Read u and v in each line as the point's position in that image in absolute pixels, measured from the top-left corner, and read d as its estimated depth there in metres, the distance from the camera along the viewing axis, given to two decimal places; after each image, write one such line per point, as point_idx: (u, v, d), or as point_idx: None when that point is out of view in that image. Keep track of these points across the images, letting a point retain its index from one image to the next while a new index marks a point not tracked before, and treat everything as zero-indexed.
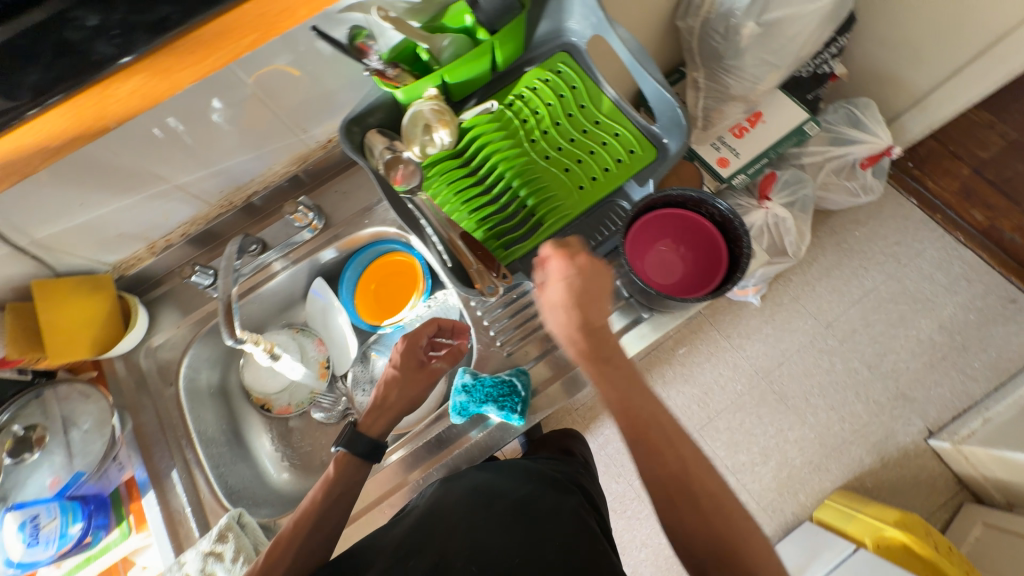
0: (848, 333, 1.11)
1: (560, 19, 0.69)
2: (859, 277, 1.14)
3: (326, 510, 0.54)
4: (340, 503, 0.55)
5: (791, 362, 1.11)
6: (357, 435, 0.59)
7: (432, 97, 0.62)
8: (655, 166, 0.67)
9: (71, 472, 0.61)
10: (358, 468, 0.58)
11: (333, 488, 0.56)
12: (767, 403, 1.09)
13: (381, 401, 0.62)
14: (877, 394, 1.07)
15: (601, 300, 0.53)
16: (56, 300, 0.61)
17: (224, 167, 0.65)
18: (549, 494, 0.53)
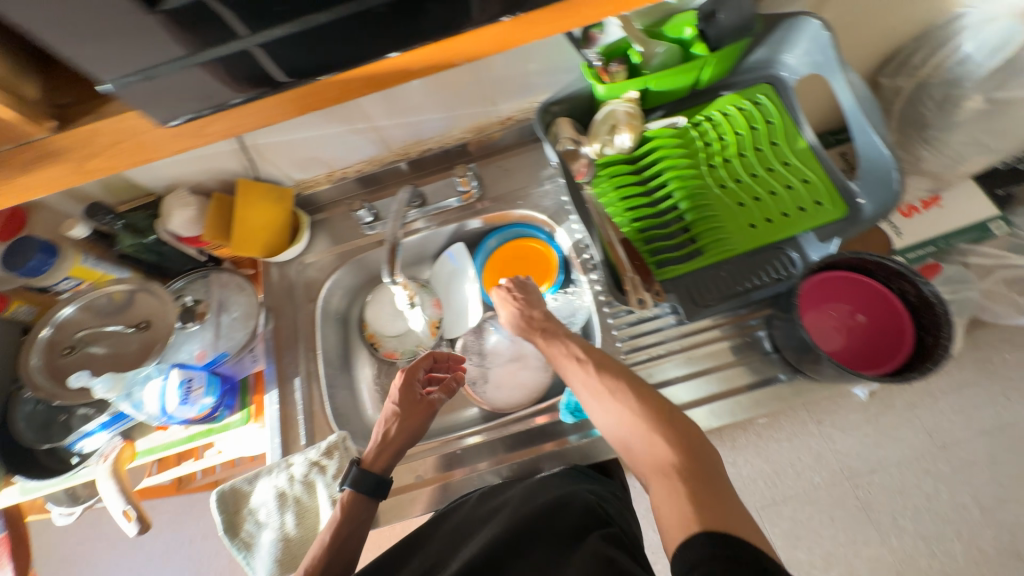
0: (967, 462, 0.91)
1: (777, 50, 0.65)
2: (996, 404, 0.93)
3: (342, 544, 0.53)
4: (353, 541, 0.54)
5: (884, 472, 0.93)
6: (361, 472, 0.55)
7: (630, 99, 0.63)
8: (840, 225, 0.62)
9: (217, 350, 0.68)
10: (365, 505, 0.56)
11: (341, 528, 0.54)
12: (846, 509, 0.93)
13: (386, 435, 0.59)
14: (984, 541, 0.87)
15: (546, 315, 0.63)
16: (249, 199, 0.69)
17: (416, 120, 0.70)
18: (575, 504, 0.54)
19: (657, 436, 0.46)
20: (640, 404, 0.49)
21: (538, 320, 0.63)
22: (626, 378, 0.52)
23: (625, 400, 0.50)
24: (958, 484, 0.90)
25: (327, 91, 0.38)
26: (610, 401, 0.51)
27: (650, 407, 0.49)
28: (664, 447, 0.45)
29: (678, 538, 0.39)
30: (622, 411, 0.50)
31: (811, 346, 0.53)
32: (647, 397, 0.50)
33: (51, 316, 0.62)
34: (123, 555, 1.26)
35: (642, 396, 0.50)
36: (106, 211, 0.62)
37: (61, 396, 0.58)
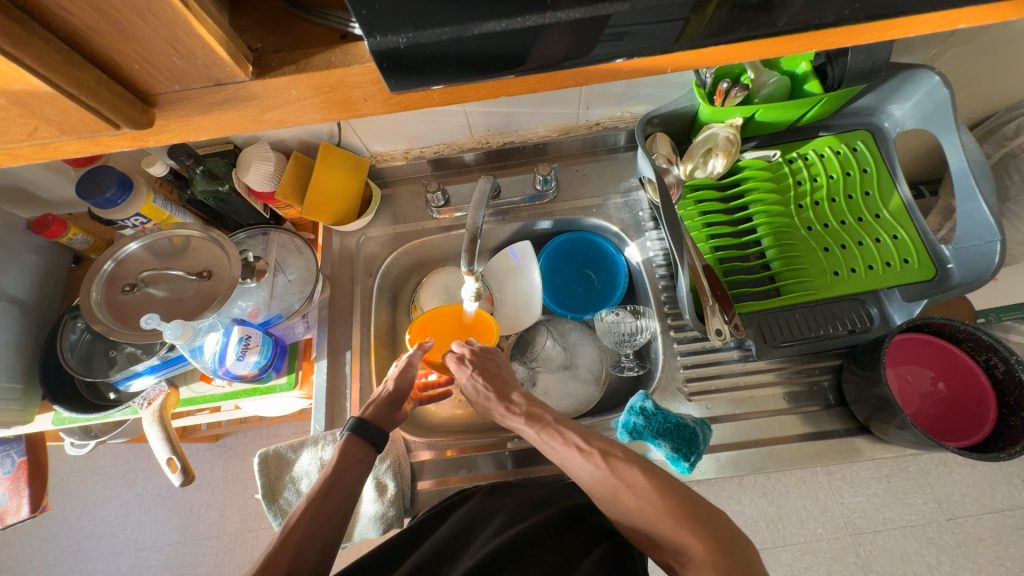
0: (971, 538, 0.86)
1: (885, 99, 0.64)
2: (1013, 485, 0.89)
3: (334, 485, 0.47)
4: (349, 476, 0.49)
5: (888, 534, 0.87)
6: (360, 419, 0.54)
7: (734, 126, 0.61)
8: (925, 288, 0.60)
9: (271, 311, 0.67)
10: (363, 451, 0.52)
11: (337, 466, 0.49)
12: (844, 564, 0.87)
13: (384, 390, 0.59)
14: None
15: (517, 399, 0.57)
16: (328, 163, 0.68)
17: (505, 112, 0.68)
18: (584, 519, 0.51)
19: (688, 534, 0.38)
20: (664, 510, 0.40)
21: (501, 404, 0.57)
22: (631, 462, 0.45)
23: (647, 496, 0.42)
24: (960, 558, 0.85)
25: (443, 94, 0.28)
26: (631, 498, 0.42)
27: (673, 502, 0.40)
28: (700, 551, 0.36)
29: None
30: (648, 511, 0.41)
31: (892, 405, 0.52)
32: (668, 486, 0.42)
33: (116, 249, 0.60)
34: (112, 491, 1.25)
35: (663, 489, 0.42)
36: (188, 154, 0.61)
37: (119, 334, 0.55)
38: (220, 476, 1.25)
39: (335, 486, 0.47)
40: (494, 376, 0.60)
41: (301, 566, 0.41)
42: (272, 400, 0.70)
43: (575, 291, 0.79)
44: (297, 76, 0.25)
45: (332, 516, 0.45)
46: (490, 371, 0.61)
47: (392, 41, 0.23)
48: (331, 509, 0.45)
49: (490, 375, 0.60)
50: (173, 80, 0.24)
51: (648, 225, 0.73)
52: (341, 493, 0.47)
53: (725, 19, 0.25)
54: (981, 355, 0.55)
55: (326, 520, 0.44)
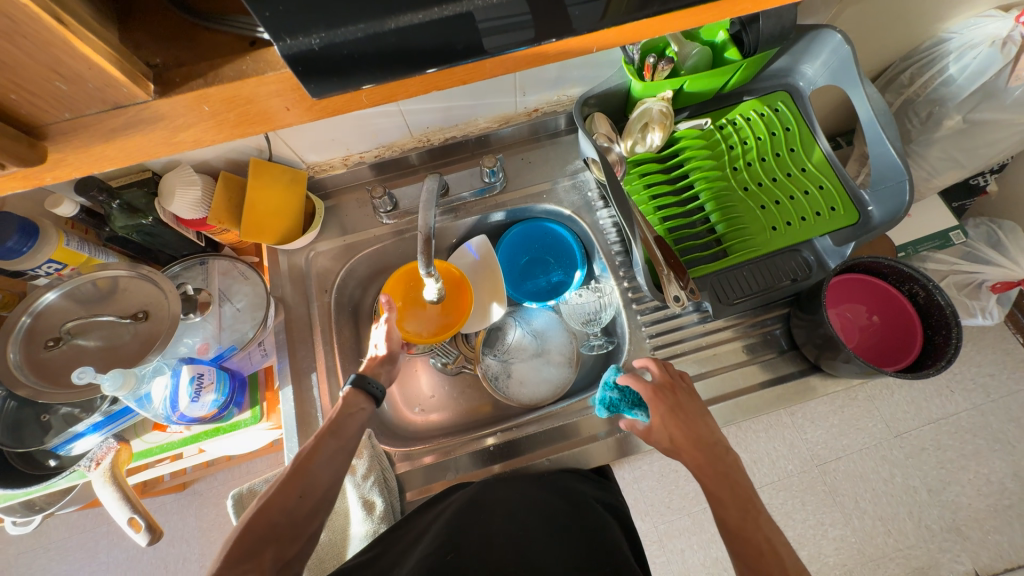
0: (916, 449, 0.95)
1: (797, 60, 0.69)
2: (942, 396, 0.99)
3: (337, 434, 0.53)
4: (350, 423, 0.54)
5: (848, 459, 0.95)
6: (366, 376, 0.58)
7: (665, 99, 0.63)
8: (853, 231, 0.65)
9: (222, 344, 0.62)
10: (362, 404, 0.57)
11: (339, 420, 0.54)
12: (814, 493, 0.94)
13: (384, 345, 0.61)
14: (930, 521, 0.92)
15: (710, 447, 0.51)
16: (262, 181, 0.64)
17: (446, 108, 0.67)
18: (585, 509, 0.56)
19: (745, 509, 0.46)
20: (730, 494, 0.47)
21: (699, 451, 0.51)
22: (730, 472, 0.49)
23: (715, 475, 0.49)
24: (909, 469, 0.94)
25: (371, 94, 0.27)
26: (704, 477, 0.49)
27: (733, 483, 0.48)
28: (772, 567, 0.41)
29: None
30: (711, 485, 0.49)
31: (838, 343, 0.57)
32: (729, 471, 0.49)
33: (31, 302, 0.54)
34: (72, 565, 1.14)
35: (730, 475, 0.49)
36: (99, 186, 0.55)
37: (48, 395, 0.49)
38: (195, 525, 1.17)
39: (340, 426, 0.53)
40: (694, 422, 0.53)
41: (312, 491, 0.48)
42: (238, 437, 0.66)
43: (537, 279, 0.79)
44: (205, 90, 0.23)
45: (336, 458, 0.51)
46: (687, 411, 0.54)
47: (305, 43, 0.22)
48: (335, 449, 0.51)
49: (692, 420, 0.53)
50: (61, 107, 0.22)
51: (598, 204, 0.74)
52: (344, 436, 0.53)
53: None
54: (902, 288, 0.62)
55: (332, 457, 0.51)
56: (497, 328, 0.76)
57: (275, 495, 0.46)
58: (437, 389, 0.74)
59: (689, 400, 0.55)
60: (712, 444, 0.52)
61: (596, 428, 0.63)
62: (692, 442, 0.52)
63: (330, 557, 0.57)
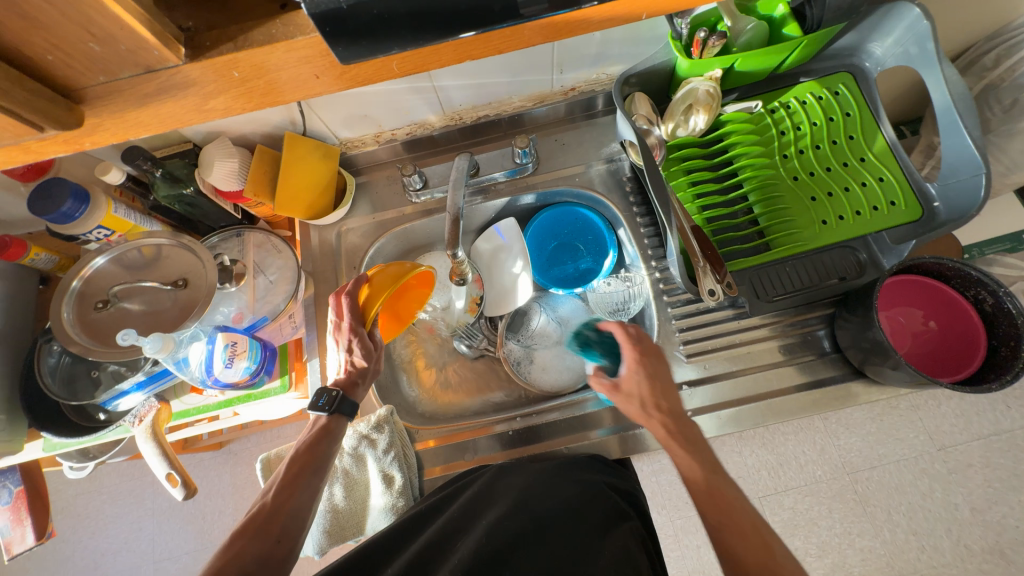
0: (962, 464, 0.89)
1: (865, 37, 0.63)
2: (998, 411, 0.92)
3: (314, 462, 0.51)
4: (328, 452, 0.53)
5: (883, 469, 0.90)
6: (344, 396, 0.54)
7: (713, 79, 0.59)
8: (914, 229, 0.59)
9: (256, 315, 0.64)
10: (339, 424, 0.55)
11: (316, 444, 0.52)
12: (842, 501, 0.90)
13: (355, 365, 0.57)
14: (970, 540, 0.87)
15: (680, 419, 0.48)
16: (295, 155, 0.65)
17: (479, 84, 0.65)
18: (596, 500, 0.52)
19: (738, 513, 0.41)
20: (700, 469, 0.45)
21: (669, 422, 0.48)
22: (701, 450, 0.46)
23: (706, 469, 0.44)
24: (951, 485, 0.89)
25: (402, 62, 0.26)
26: (689, 469, 0.45)
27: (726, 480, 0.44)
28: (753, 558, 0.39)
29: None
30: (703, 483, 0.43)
31: (888, 348, 0.52)
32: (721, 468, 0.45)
33: (83, 265, 0.57)
34: (122, 508, 1.25)
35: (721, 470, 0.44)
36: (145, 156, 0.57)
37: (97, 354, 0.53)
38: (229, 482, 1.25)
39: (317, 462, 0.51)
40: (666, 391, 0.50)
41: (289, 534, 0.47)
42: (269, 404, 0.69)
43: (565, 265, 0.77)
44: (236, 55, 0.23)
45: (312, 488, 0.50)
46: (662, 379, 0.51)
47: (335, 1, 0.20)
48: (310, 486, 0.50)
49: (665, 390, 0.50)
50: (97, 70, 0.22)
51: (633, 190, 0.71)
52: (320, 470, 0.51)
53: None
54: (965, 292, 0.57)
55: (307, 496, 0.49)
56: (521, 312, 0.75)
57: (245, 538, 0.45)
58: (459, 369, 0.75)
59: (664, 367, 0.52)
60: (680, 416, 0.48)
61: (617, 420, 0.62)
62: (663, 408, 0.49)
63: (351, 526, 0.59)
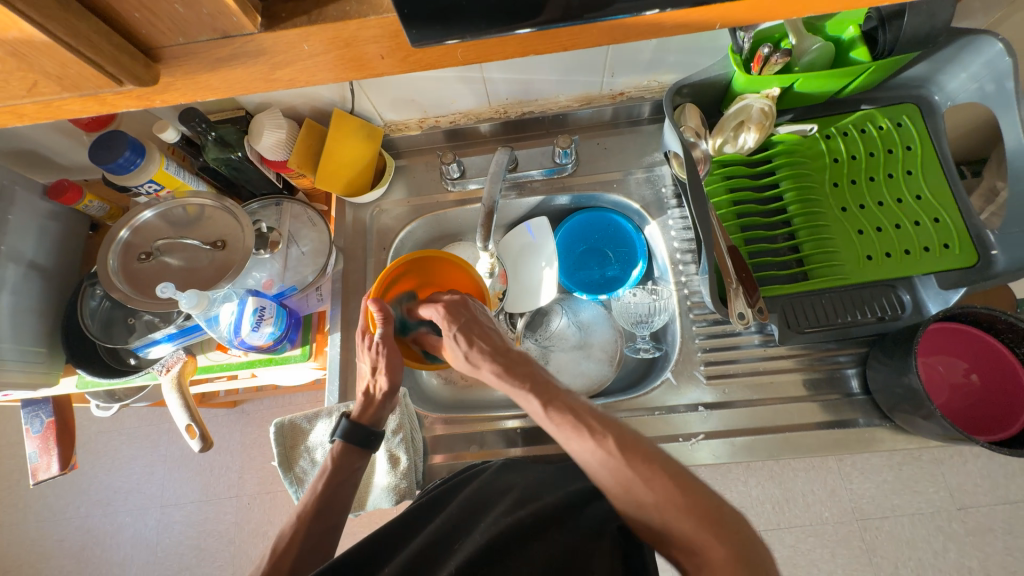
0: (982, 527, 0.85)
1: (939, 69, 0.60)
2: None
3: (332, 495, 0.52)
4: (344, 488, 0.53)
5: (896, 521, 0.86)
6: (350, 425, 0.55)
7: (770, 97, 0.57)
8: (965, 275, 0.56)
9: (285, 283, 0.66)
10: (357, 455, 0.55)
11: (333, 476, 0.53)
12: (848, 547, 0.87)
13: (373, 391, 0.57)
14: None
15: (606, 424, 0.46)
16: (341, 131, 0.66)
17: (528, 79, 0.65)
18: (595, 502, 0.50)
19: (711, 540, 0.38)
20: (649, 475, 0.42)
21: (602, 430, 0.45)
22: (647, 452, 0.43)
23: (667, 491, 0.41)
24: (968, 547, 0.84)
25: (466, 51, 0.26)
26: (649, 494, 0.41)
27: (696, 501, 0.40)
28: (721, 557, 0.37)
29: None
30: (666, 508, 0.40)
31: (922, 397, 0.50)
32: (690, 486, 0.41)
33: (131, 217, 0.60)
34: (137, 451, 1.31)
35: (687, 486, 0.41)
36: (200, 119, 0.59)
37: (136, 302, 0.55)
38: (239, 440, 1.29)
39: (329, 502, 0.52)
40: (486, 335, 0.55)
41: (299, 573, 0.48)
42: (287, 371, 0.71)
43: (591, 271, 0.76)
44: (308, 29, 0.23)
45: (328, 519, 0.51)
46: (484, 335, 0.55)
47: None
48: (321, 526, 0.50)
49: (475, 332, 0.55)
50: (177, 31, 0.23)
51: (670, 203, 0.70)
52: (334, 508, 0.52)
53: None
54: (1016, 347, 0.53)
55: (318, 535, 0.50)
56: (542, 313, 0.75)
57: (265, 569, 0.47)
58: None
59: (479, 317, 0.57)
60: (544, 387, 0.50)
61: None
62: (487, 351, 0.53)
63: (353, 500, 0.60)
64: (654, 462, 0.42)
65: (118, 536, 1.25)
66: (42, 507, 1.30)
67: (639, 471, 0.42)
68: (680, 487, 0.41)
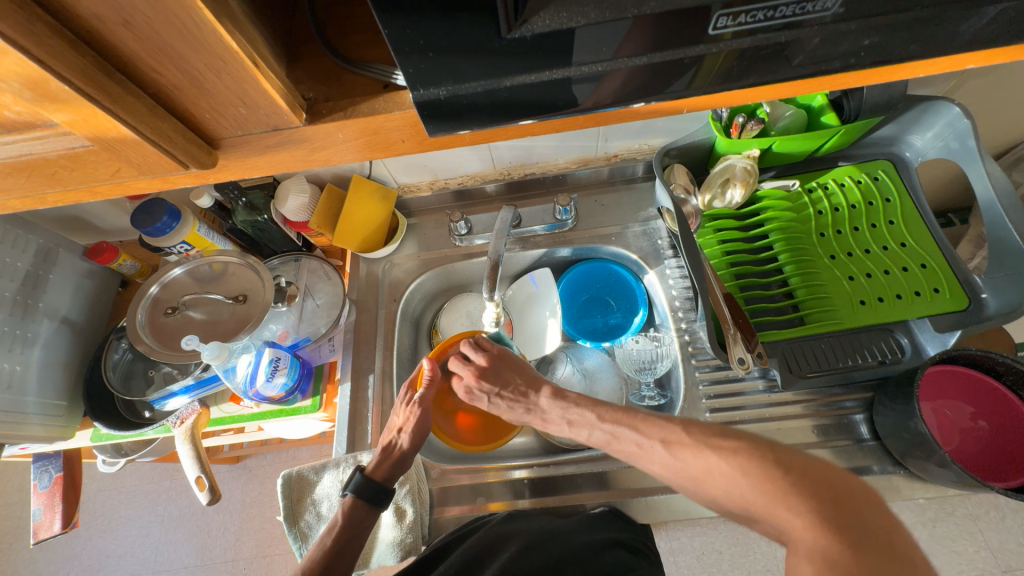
0: None
1: (905, 129, 0.65)
2: None
3: (342, 552, 0.52)
4: (352, 547, 0.52)
5: None
6: (363, 478, 0.56)
7: (751, 157, 0.63)
8: (959, 318, 0.58)
9: (299, 334, 0.70)
10: (366, 512, 0.55)
11: (343, 532, 0.53)
12: None
13: (393, 443, 0.58)
14: None
15: (651, 428, 0.43)
16: (358, 193, 0.72)
17: (530, 145, 0.72)
18: (605, 555, 0.50)
19: (785, 512, 0.32)
20: (701, 459, 0.39)
21: (647, 438, 0.43)
22: (696, 442, 0.40)
23: (728, 478, 0.36)
24: None
25: (474, 135, 0.31)
26: (713, 486, 0.38)
27: (759, 475, 0.35)
28: (800, 529, 0.31)
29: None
30: (739, 505, 0.36)
31: (931, 442, 0.50)
32: (750, 461, 0.36)
33: (162, 274, 0.64)
34: (135, 511, 1.27)
35: (746, 464, 0.36)
36: (234, 187, 0.67)
37: (159, 355, 0.58)
38: (239, 498, 1.26)
39: (335, 562, 0.51)
40: (525, 381, 0.58)
41: None
42: (296, 422, 0.72)
43: (594, 318, 0.78)
44: (344, 121, 0.28)
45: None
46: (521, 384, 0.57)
47: (434, 92, 0.25)
48: None
49: (508, 382, 0.58)
50: (237, 126, 0.28)
51: (667, 253, 0.74)
52: (341, 567, 0.51)
53: (725, 69, 0.27)
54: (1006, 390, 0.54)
55: None
56: (547, 360, 0.77)
57: None
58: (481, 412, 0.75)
59: (513, 370, 0.60)
60: (585, 415, 0.50)
61: (636, 483, 0.60)
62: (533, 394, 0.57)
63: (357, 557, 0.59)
64: (705, 451, 0.39)
65: None
66: (30, 573, 1.25)
67: (695, 465, 0.39)
68: (741, 468, 0.36)
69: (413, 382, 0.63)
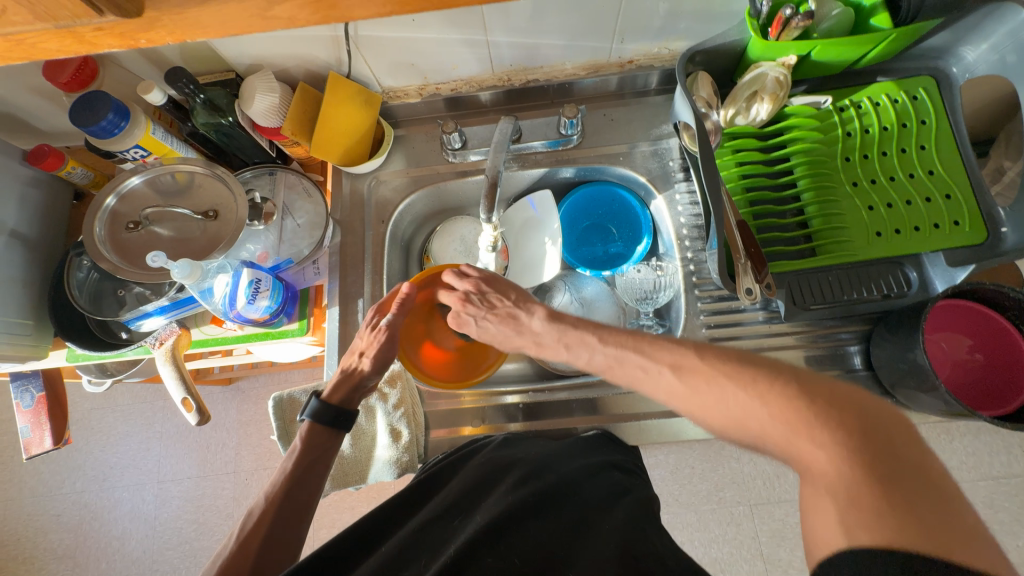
0: None
1: (959, 38, 0.58)
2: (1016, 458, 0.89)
3: (307, 472, 0.50)
4: (318, 469, 0.51)
5: None
6: (321, 403, 0.54)
7: (787, 64, 0.56)
8: (974, 253, 0.55)
9: (280, 255, 0.64)
10: (329, 435, 0.53)
11: (304, 454, 0.51)
12: None
13: (354, 368, 0.56)
14: None
15: (648, 367, 0.43)
16: (339, 97, 0.63)
17: (535, 44, 0.62)
18: (600, 477, 0.51)
19: (806, 443, 0.31)
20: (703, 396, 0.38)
21: (651, 367, 0.42)
22: (693, 386, 0.39)
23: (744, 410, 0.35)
24: None
25: None
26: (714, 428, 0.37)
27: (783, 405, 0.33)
28: (824, 462, 0.30)
29: (821, 563, 0.28)
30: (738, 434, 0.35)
31: (927, 373, 0.50)
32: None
33: (118, 183, 0.57)
34: (133, 428, 1.30)
35: None
36: (189, 80, 0.55)
37: (125, 273, 0.53)
38: (235, 417, 1.29)
39: (302, 483, 0.50)
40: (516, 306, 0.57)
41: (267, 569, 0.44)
42: (283, 346, 0.69)
43: (594, 246, 0.75)
44: None
45: (300, 499, 0.49)
46: (515, 311, 0.57)
47: None
48: (294, 507, 0.48)
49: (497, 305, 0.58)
50: None
51: (677, 176, 0.68)
52: (309, 486, 0.50)
53: None
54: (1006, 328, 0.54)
55: (292, 517, 0.48)
56: (544, 290, 0.74)
57: (230, 559, 0.44)
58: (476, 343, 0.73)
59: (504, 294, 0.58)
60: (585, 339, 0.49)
61: (627, 408, 0.61)
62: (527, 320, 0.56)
63: (354, 473, 0.61)
64: (724, 374, 0.37)
65: (115, 511, 1.25)
66: (36, 482, 1.29)
67: (708, 391, 0.37)
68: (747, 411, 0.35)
69: (382, 307, 0.59)
